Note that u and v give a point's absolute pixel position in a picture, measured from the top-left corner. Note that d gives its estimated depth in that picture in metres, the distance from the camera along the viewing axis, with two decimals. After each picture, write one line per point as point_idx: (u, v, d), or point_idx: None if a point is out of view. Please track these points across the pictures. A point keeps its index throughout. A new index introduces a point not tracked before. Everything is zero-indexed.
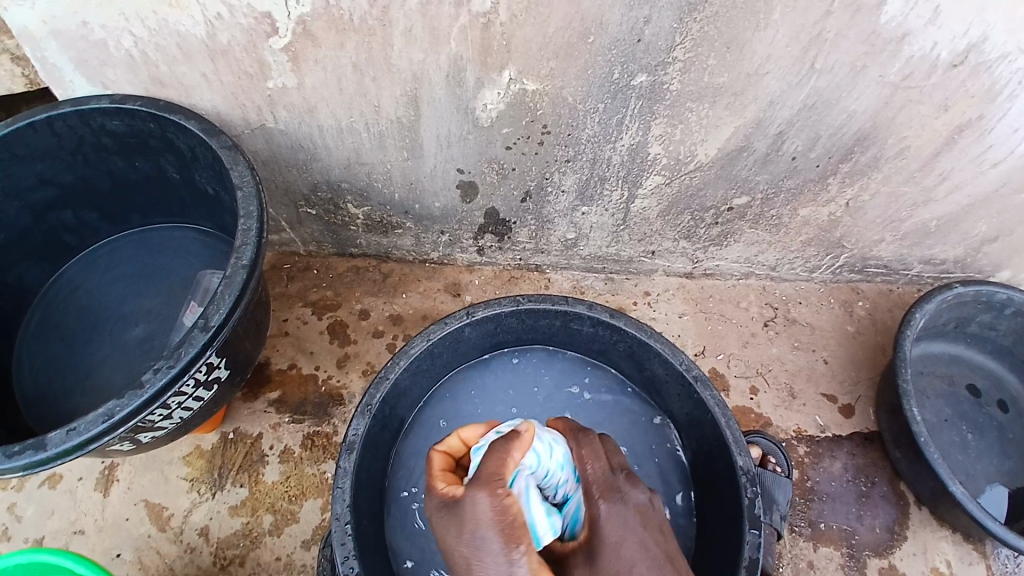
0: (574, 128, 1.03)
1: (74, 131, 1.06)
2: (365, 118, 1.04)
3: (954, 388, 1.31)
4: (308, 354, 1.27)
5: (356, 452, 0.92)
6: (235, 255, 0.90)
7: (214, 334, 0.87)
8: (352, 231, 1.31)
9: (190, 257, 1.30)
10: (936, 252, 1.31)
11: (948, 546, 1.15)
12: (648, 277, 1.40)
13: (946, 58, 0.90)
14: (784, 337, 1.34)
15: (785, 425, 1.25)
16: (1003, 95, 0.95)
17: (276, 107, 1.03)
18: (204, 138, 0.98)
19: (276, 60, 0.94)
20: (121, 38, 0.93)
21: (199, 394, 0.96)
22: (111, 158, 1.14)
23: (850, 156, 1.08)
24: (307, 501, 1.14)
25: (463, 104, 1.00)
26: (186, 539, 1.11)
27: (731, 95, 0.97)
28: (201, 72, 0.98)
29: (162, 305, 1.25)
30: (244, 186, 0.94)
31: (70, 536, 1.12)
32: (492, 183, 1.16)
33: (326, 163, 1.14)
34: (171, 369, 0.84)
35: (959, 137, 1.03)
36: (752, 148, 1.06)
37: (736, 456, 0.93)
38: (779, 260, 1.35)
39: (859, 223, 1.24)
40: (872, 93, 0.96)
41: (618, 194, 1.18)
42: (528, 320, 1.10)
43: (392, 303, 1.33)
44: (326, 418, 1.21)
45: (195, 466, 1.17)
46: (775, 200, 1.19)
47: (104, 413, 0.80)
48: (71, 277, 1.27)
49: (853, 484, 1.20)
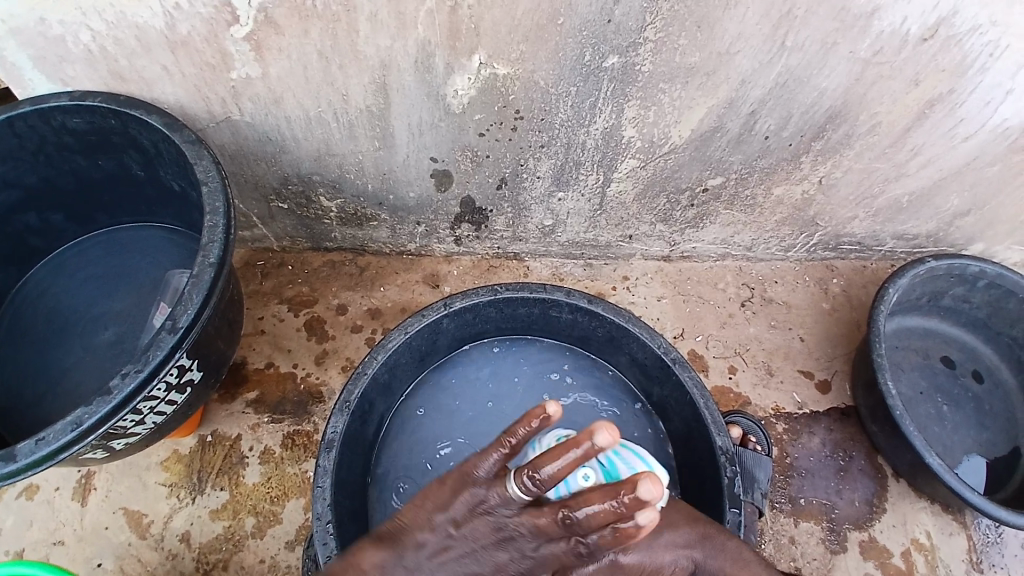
0: (547, 113, 1.02)
1: (35, 131, 1.01)
2: (333, 107, 1.01)
3: (929, 361, 1.34)
4: (286, 352, 1.25)
5: (336, 449, 0.90)
6: (201, 253, 0.88)
7: (182, 335, 0.84)
8: (326, 224, 1.29)
9: (158, 257, 1.26)
10: (908, 227, 1.33)
11: (926, 516, 1.18)
12: (626, 262, 1.40)
13: (916, 32, 0.90)
14: (762, 317, 1.35)
15: (764, 403, 1.26)
16: (972, 68, 0.96)
17: (240, 99, 1.00)
18: (166, 133, 0.95)
19: (239, 50, 0.91)
20: (79, 33, 0.90)
21: (173, 397, 0.93)
22: (72, 157, 1.10)
23: (823, 134, 1.09)
24: (290, 500, 1.13)
25: (433, 91, 0.98)
26: (167, 545, 1.09)
27: (704, 75, 0.96)
28: (161, 64, 0.94)
29: (131, 307, 1.22)
30: (209, 182, 0.91)
31: (50, 547, 1.09)
32: (466, 171, 1.15)
33: (295, 156, 1.12)
34: (140, 373, 0.81)
35: (929, 112, 1.04)
36: (726, 128, 1.07)
37: (716, 438, 0.94)
38: (755, 241, 1.36)
39: (833, 201, 1.25)
40: (843, 69, 0.96)
41: (593, 178, 1.17)
42: (507, 309, 1.09)
43: (370, 297, 1.31)
44: (306, 416, 1.19)
45: (174, 471, 1.14)
46: (750, 180, 1.19)
47: (71, 422, 0.78)
48: (34, 283, 1.23)
49: (832, 459, 1.22)
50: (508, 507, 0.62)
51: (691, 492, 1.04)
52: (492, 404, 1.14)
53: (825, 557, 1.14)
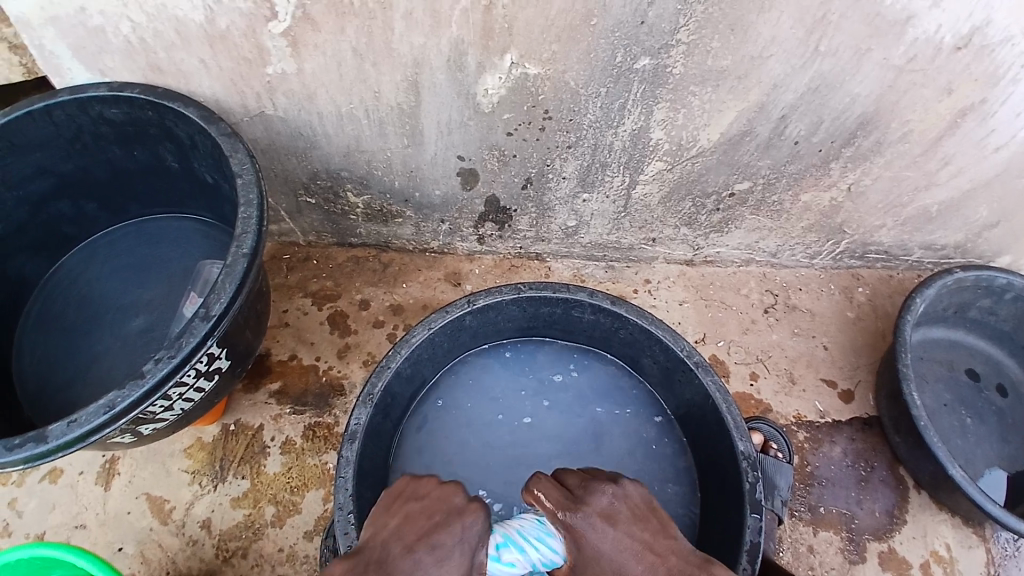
0: (575, 114, 1.03)
1: (72, 120, 1.04)
2: (365, 104, 1.02)
3: (953, 373, 1.31)
4: (309, 345, 1.26)
5: (359, 441, 0.91)
6: (235, 244, 0.89)
7: (214, 323, 0.86)
8: (352, 220, 1.30)
9: (188, 248, 1.28)
10: (936, 238, 1.31)
11: (948, 529, 1.16)
12: (649, 265, 1.39)
13: (951, 41, 0.89)
14: (785, 323, 1.34)
15: (785, 410, 1.25)
16: (1006, 78, 0.95)
17: (274, 94, 1.02)
18: (203, 126, 0.97)
19: (276, 45, 0.92)
20: (119, 24, 0.92)
21: (201, 385, 0.95)
22: (110, 147, 1.12)
23: (853, 141, 1.08)
24: (310, 492, 1.14)
25: (464, 89, 0.99)
26: (188, 532, 1.11)
27: (734, 79, 0.96)
28: (199, 58, 0.96)
29: (161, 297, 1.24)
30: (244, 174, 0.93)
31: (72, 531, 1.11)
32: (492, 170, 1.15)
33: (325, 151, 1.13)
34: (172, 359, 0.83)
35: (962, 121, 1.03)
36: (756, 132, 1.06)
37: (737, 442, 0.93)
38: (780, 247, 1.35)
39: (861, 208, 1.24)
40: (876, 76, 0.95)
41: (619, 180, 1.17)
42: (530, 308, 1.09)
43: (392, 293, 1.32)
44: (327, 408, 1.20)
45: (196, 458, 1.16)
46: (777, 184, 1.18)
47: (104, 404, 0.80)
48: (67, 270, 1.26)
49: (853, 469, 1.21)
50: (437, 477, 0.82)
51: (712, 498, 1.03)
52: (503, 416, 1.14)
53: (843, 567, 1.12)
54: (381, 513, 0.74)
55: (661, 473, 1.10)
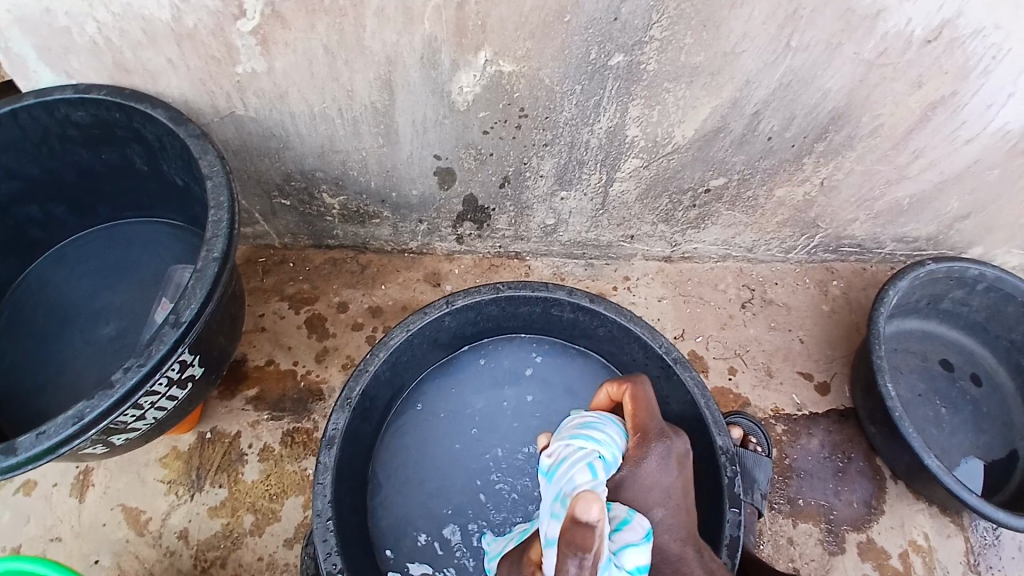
0: (552, 111, 1.03)
1: (38, 122, 1.01)
2: (338, 104, 1.01)
3: (927, 364, 1.34)
4: (285, 349, 1.24)
5: (337, 446, 0.90)
6: (205, 248, 0.87)
7: (185, 330, 0.84)
8: (328, 222, 1.28)
9: (160, 252, 1.26)
10: (908, 230, 1.33)
11: (925, 518, 1.18)
12: (628, 262, 1.40)
13: (920, 34, 0.91)
14: (762, 318, 1.35)
15: (764, 404, 1.26)
16: (975, 71, 0.97)
17: (245, 94, 1.00)
18: (171, 127, 0.95)
19: (245, 43, 0.91)
20: (86, 24, 0.90)
21: (173, 393, 0.93)
22: (75, 150, 1.09)
23: (825, 136, 1.09)
24: (289, 498, 1.12)
25: (438, 87, 0.98)
26: (165, 543, 1.08)
27: (708, 75, 0.97)
28: (167, 57, 0.94)
29: (132, 302, 1.21)
30: (213, 176, 0.91)
31: (47, 543, 1.08)
32: (469, 169, 1.15)
33: (299, 151, 1.12)
34: (142, 368, 0.81)
35: (932, 114, 1.05)
36: (730, 128, 1.07)
37: (716, 437, 0.94)
38: (756, 242, 1.36)
39: (834, 203, 1.26)
40: (847, 70, 0.97)
41: (596, 178, 1.18)
42: (509, 307, 1.09)
43: (370, 295, 1.31)
44: (305, 413, 1.19)
45: (172, 468, 1.14)
46: (752, 180, 1.19)
47: (73, 415, 0.77)
48: (36, 276, 1.23)
49: (830, 461, 1.22)
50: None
51: None
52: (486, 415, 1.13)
53: (824, 558, 1.14)
54: None
55: None
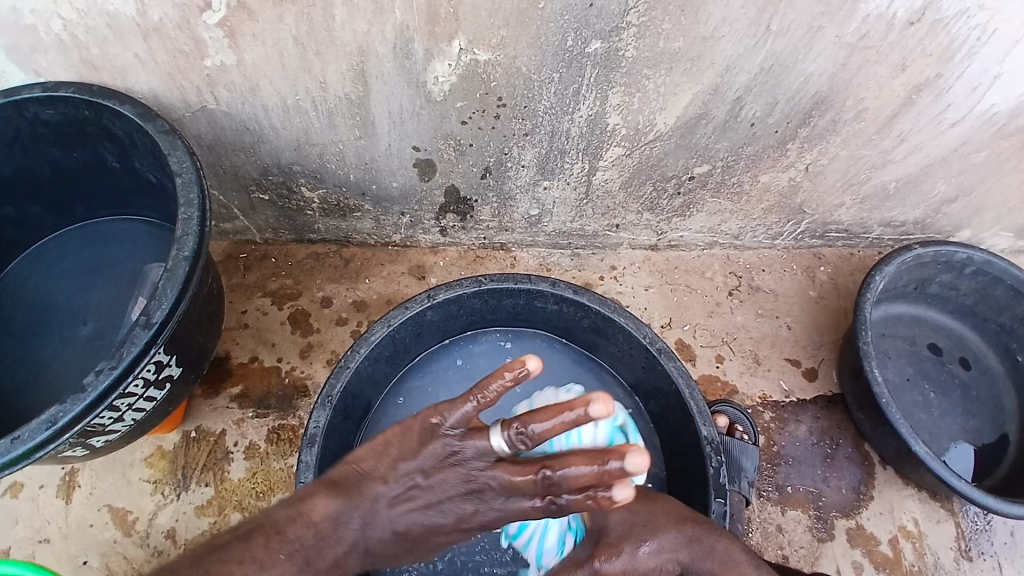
0: (529, 100, 1.01)
1: (7, 123, 0.99)
2: (312, 95, 0.99)
3: (915, 348, 1.34)
4: (269, 346, 1.23)
5: (319, 445, 0.89)
6: (176, 246, 0.86)
7: (157, 331, 0.83)
8: (309, 215, 1.27)
9: (138, 250, 1.24)
10: (895, 214, 1.32)
11: (913, 504, 1.19)
12: (614, 251, 1.39)
13: (903, 16, 0.89)
14: (749, 305, 1.35)
15: (751, 391, 1.26)
16: (960, 52, 0.95)
17: (215, 87, 0.98)
18: (139, 123, 0.93)
19: (213, 36, 0.89)
20: (50, 22, 0.88)
21: (151, 394, 0.92)
22: (47, 149, 1.07)
23: (809, 121, 1.08)
24: (276, 496, 1.11)
25: (413, 78, 0.96)
26: (153, 542, 1.07)
27: (689, 61, 0.95)
28: (133, 52, 0.92)
29: (110, 302, 1.19)
30: (184, 172, 0.89)
31: (35, 545, 1.07)
32: (449, 160, 1.13)
33: (275, 145, 1.10)
34: (113, 370, 0.79)
35: (916, 97, 1.03)
36: (712, 115, 1.06)
37: (700, 428, 0.93)
38: (743, 228, 1.35)
39: (820, 189, 1.25)
40: (829, 54, 0.95)
41: (579, 167, 1.16)
42: (492, 300, 1.08)
43: (355, 289, 1.29)
44: (290, 410, 1.18)
45: (158, 467, 1.13)
46: (736, 167, 1.18)
47: (46, 420, 0.76)
48: (13, 278, 1.21)
49: (818, 448, 1.22)
50: (480, 459, 0.64)
51: (678, 486, 1.03)
52: None
53: (813, 545, 1.14)
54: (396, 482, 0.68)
55: None
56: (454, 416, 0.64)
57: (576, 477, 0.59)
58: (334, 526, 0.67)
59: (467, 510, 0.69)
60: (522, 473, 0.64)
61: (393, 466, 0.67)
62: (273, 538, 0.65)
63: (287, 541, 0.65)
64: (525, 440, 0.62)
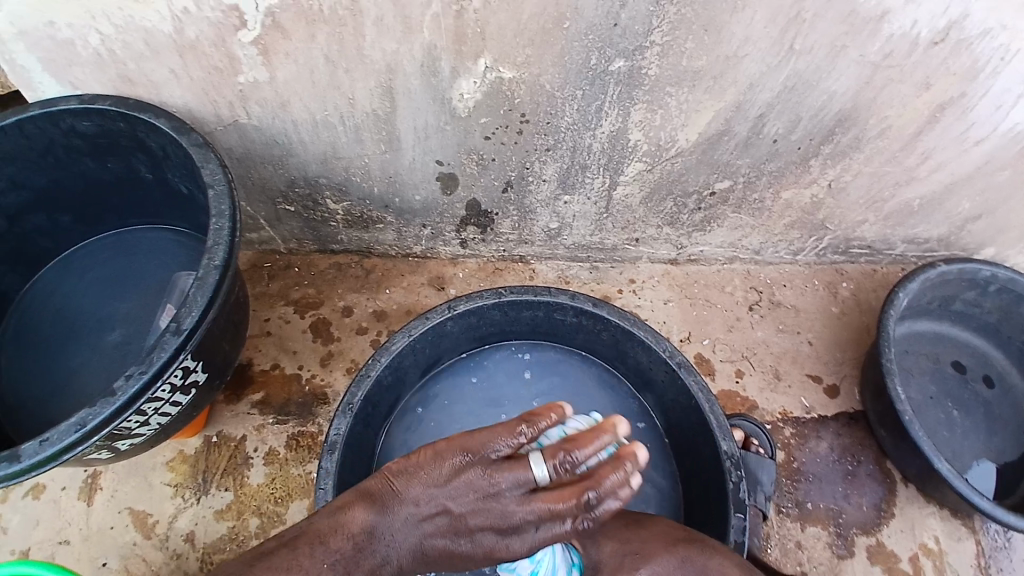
0: (552, 117, 1.02)
1: (44, 134, 1.02)
2: (340, 111, 1.01)
3: (939, 366, 1.32)
4: (291, 353, 1.25)
5: (339, 451, 0.90)
6: (206, 256, 0.88)
7: (186, 338, 0.85)
8: (333, 227, 1.29)
9: (165, 259, 1.27)
10: (919, 231, 1.31)
11: (936, 522, 1.17)
12: (633, 265, 1.39)
13: (926, 36, 0.89)
14: (770, 320, 1.34)
15: (771, 407, 1.25)
16: (984, 72, 0.95)
17: (247, 102, 1.00)
18: (174, 136, 0.96)
19: (246, 54, 0.91)
20: (89, 37, 0.91)
21: (177, 399, 0.94)
22: (82, 159, 1.10)
23: (831, 138, 1.08)
24: (294, 502, 1.13)
25: (439, 94, 0.98)
26: (172, 545, 1.09)
27: (710, 79, 0.96)
28: (169, 67, 0.95)
29: (138, 309, 1.22)
30: (215, 185, 0.92)
31: (55, 547, 1.09)
32: (472, 174, 1.15)
33: (302, 159, 1.12)
34: (143, 375, 0.82)
35: (940, 115, 1.03)
36: (734, 131, 1.06)
37: (721, 442, 0.93)
38: (763, 244, 1.35)
39: (842, 205, 1.24)
40: (852, 73, 0.95)
41: (600, 181, 1.17)
42: (512, 312, 1.09)
43: (376, 299, 1.31)
44: (310, 417, 1.19)
45: (179, 471, 1.15)
46: (758, 183, 1.18)
47: (76, 422, 0.78)
48: (46, 283, 1.24)
49: (839, 464, 1.21)
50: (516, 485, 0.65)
51: (697, 500, 1.03)
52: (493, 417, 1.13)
53: (832, 562, 1.13)
54: (433, 477, 0.68)
55: (654, 479, 1.09)
56: (498, 445, 0.67)
57: (614, 487, 0.65)
58: (370, 540, 0.66)
59: (499, 542, 0.68)
60: (559, 500, 0.65)
61: (424, 491, 0.68)
62: (318, 547, 0.63)
63: (331, 551, 0.63)
64: (566, 461, 0.65)
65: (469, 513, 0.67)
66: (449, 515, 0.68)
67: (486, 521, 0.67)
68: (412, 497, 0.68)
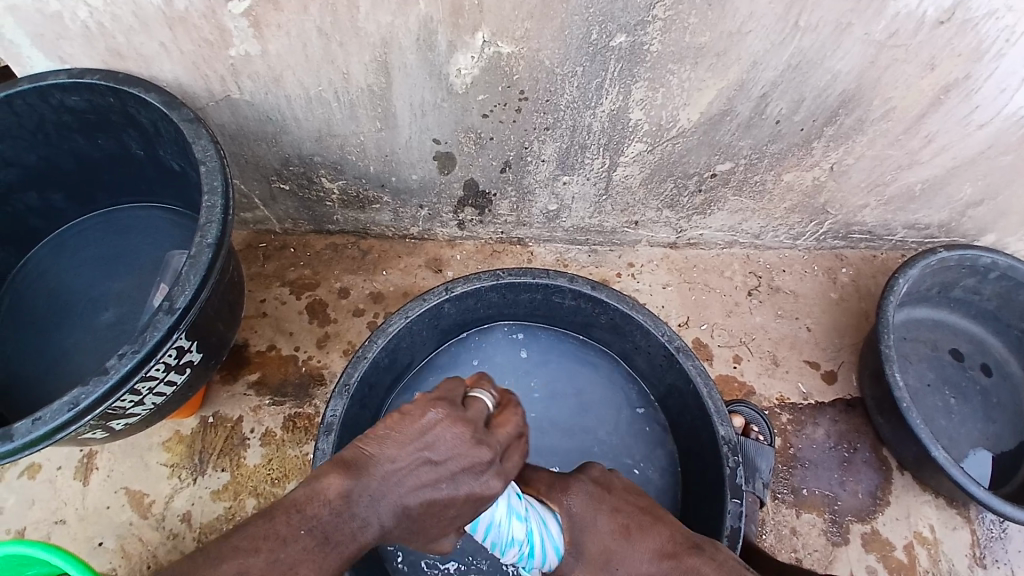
0: (552, 94, 1.00)
1: (34, 110, 1.00)
2: (334, 86, 0.99)
3: (937, 353, 1.31)
4: (287, 335, 1.24)
5: (335, 433, 0.89)
6: (199, 234, 0.87)
7: (180, 316, 0.83)
8: (328, 207, 1.27)
9: (159, 238, 1.25)
10: (920, 217, 1.30)
11: (931, 510, 1.17)
12: (632, 248, 1.38)
13: (933, 15, 0.87)
14: (768, 306, 1.33)
15: (768, 392, 1.25)
16: (989, 53, 0.93)
17: (239, 77, 0.98)
18: (164, 111, 0.94)
19: (237, 26, 0.89)
20: (77, 9, 0.88)
21: (172, 378, 0.93)
22: (72, 136, 1.08)
23: (834, 120, 1.06)
24: (290, 483, 1.12)
25: (436, 70, 0.96)
26: (168, 525, 1.09)
27: (713, 56, 0.94)
28: (159, 41, 0.93)
29: (132, 288, 1.21)
30: (208, 161, 0.90)
31: (52, 526, 1.09)
32: (469, 153, 1.13)
33: (296, 136, 1.10)
34: (137, 354, 0.80)
35: (945, 97, 1.01)
36: (736, 111, 1.04)
37: (718, 426, 0.92)
38: (763, 228, 1.34)
39: (844, 188, 1.22)
40: (857, 52, 0.93)
41: (599, 162, 1.15)
42: (509, 294, 1.08)
43: (372, 281, 1.30)
44: (307, 399, 1.19)
45: (175, 451, 1.14)
46: (759, 165, 1.16)
47: (69, 401, 0.77)
48: (37, 262, 1.23)
49: (835, 451, 1.21)
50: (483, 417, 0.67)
51: (694, 485, 1.02)
52: None
53: (827, 549, 1.13)
54: (407, 433, 0.63)
55: (653, 463, 1.09)
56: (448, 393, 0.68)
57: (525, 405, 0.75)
58: (347, 504, 0.60)
59: (484, 480, 0.64)
60: (510, 419, 0.69)
61: (402, 447, 0.63)
62: (295, 514, 0.57)
63: (308, 518, 0.57)
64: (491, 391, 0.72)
65: (453, 457, 0.63)
66: (431, 463, 0.62)
67: (468, 459, 0.63)
68: (389, 455, 0.62)
